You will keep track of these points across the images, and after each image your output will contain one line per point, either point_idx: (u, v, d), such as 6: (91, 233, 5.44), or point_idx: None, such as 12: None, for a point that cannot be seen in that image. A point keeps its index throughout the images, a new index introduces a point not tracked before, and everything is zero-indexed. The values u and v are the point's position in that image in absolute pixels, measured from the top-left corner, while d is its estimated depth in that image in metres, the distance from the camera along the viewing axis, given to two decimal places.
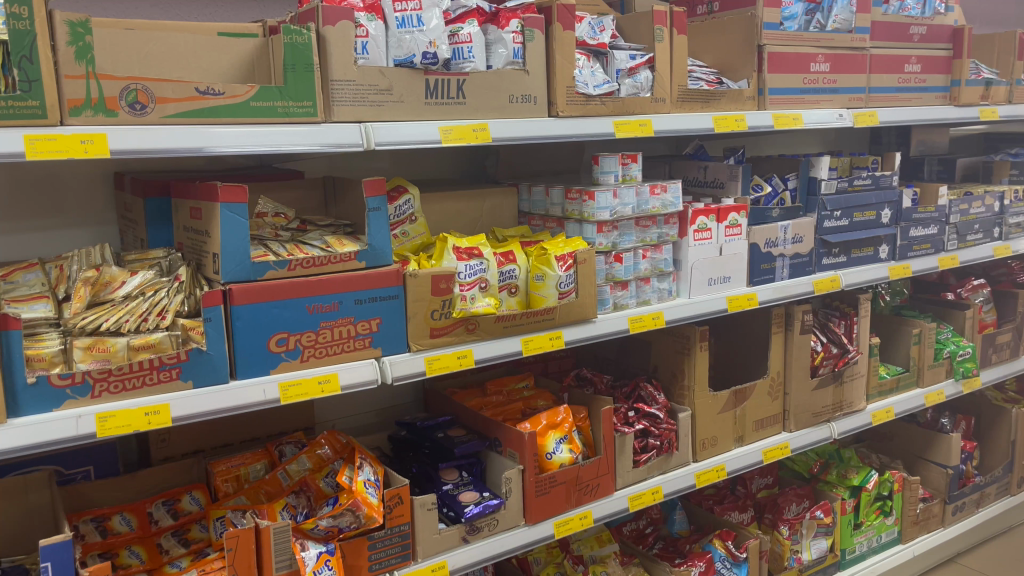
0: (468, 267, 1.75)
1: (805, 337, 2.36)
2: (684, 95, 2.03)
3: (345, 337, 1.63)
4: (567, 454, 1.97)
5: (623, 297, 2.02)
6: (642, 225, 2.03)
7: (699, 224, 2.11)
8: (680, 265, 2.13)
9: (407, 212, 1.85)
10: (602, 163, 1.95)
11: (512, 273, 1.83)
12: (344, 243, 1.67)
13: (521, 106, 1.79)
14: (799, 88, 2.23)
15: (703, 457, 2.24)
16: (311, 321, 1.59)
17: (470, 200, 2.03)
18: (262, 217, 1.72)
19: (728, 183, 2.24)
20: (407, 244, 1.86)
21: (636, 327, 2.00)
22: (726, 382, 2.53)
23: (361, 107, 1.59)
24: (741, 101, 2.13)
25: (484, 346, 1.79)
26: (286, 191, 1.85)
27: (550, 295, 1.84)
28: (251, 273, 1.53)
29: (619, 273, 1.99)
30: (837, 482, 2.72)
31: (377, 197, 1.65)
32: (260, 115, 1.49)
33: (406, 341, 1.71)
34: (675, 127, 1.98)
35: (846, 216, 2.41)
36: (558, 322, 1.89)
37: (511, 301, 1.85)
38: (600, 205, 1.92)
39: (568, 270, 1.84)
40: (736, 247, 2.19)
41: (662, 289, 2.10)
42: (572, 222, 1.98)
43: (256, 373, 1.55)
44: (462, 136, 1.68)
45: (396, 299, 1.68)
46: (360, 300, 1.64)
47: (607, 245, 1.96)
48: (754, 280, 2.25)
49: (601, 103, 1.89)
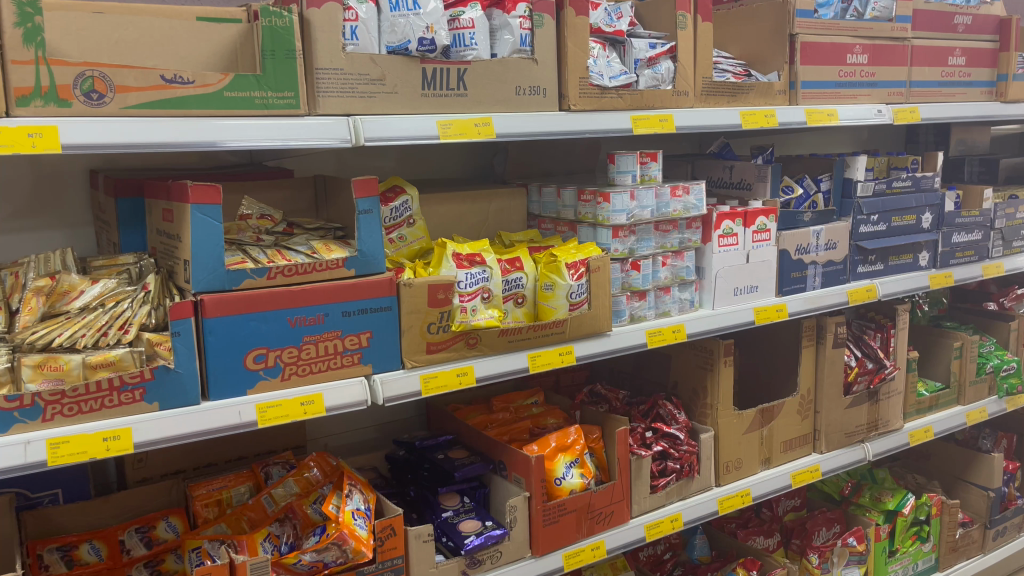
0: (469, 274, 1.57)
1: (839, 351, 2.18)
2: (709, 87, 1.86)
3: (331, 353, 1.48)
4: (578, 479, 1.80)
5: (640, 308, 1.86)
6: (662, 229, 1.86)
7: (724, 229, 1.93)
8: (703, 273, 1.95)
9: (405, 214, 1.70)
10: (619, 161, 1.79)
11: (518, 281, 1.65)
12: (331, 249, 1.52)
13: (530, 98, 1.62)
14: (835, 82, 2.05)
15: (727, 481, 2.06)
16: (294, 335, 1.44)
17: (475, 201, 1.87)
18: (247, 220, 1.59)
19: (756, 184, 2.07)
20: (403, 249, 1.70)
21: (655, 341, 1.83)
22: (751, 401, 2.34)
23: (351, 98, 1.44)
24: (771, 95, 1.95)
25: (486, 363, 1.63)
26: (273, 191, 1.70)
27: (562, 306, 1.67)
28: (225, 282, 1.38)
29: (635, 283, 1.82)
30: (871, 506, 2.54)
31: (368, 198, 1.49)
32: (235, 106, 1.33)
33: (400, 357, 1.55)
34: (698, 123, 1.81)
35: (883, 220, 2.22)
36: (569, 336, 1.73)
37: (518, 312, 1.67)
38: (617, 208, 1.76)
39: (579, 279, 1.67)
40: (764, 253, 2.01)
41: (683, 300, 1.93)
42: (585, 226, 1.82)
43: (231, 393, 1.40)
44: (462, 131, 1.53)
45: (389, 311, 1.52)
46: (348, 312, 1.48)
47: (623, 252, 1.78)
48: (784, 289, 2.07)
49: (617, 96, 1.73)
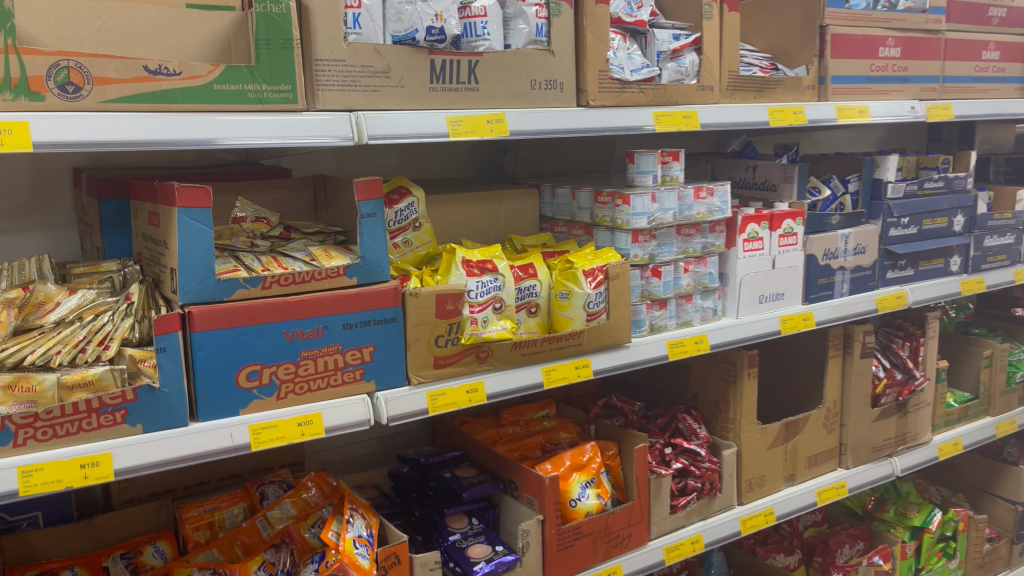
0: (480, 283, 1.46)
1: (867, 361, 2.07)
2: (735, 82, 1.74)
3: (331, 369, 1.36)
4: (594, 500, 1.69)
5: (660, 317, 1.74)
6: (684, 233, 1.74)
7: (750, 233, 1.82)
8: (726, 279, 1.84)
9: (410, 217, 1.59)
10: (639, 160, 1.68)
11: (532, 289, 1.55)
12: (331, 256, 1.41)
13: (545, 93, 1.51)
14: (866, 76, 1.94)
15: (750, 500, 1.95)
16: (291, 350, 1.32)
17: (485, 203, 1.77)
18: (240, 223, 1.47)
19: (782, 186, 1.96)
20: (409, 254, 1.59)
21: (676, 353, 1.72)
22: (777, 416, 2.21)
23: (354, 93, 1.32)
24: (799, 90, 1.84)
25: (498, 378, 1.51)
26: (269, 193, 1.59)
27: (578, 317, 1.56)
28: (217, 293, 1.26)
29: (655, 291, 1.70)
30: (896, 521, 2.43)
31: (372, 201, 1.38)
32: (226, 100, 1.22)
33: (405, 373, 1.43)
34: (725, 120, 1.69)
35: (914, 223, 2.11)
36: (585, 349, 1.61)
37: (531, 323, 1.57)
38: (637, 211, 1.64)
39: (598, 287, 1.56)
40: (791, 258, 1.90)
41: (705, 308, 1.81)
42: (602, 230, 1.71)
43: (222, 414, 1.28)
44: (474, 128, 1.41)
45: (394, 323, 1.41)
46: (350, 324, 1.37)
47: (644, 258, 1.67)
48: (810, 296, 1.95)
49: (639, 90, 1.61)
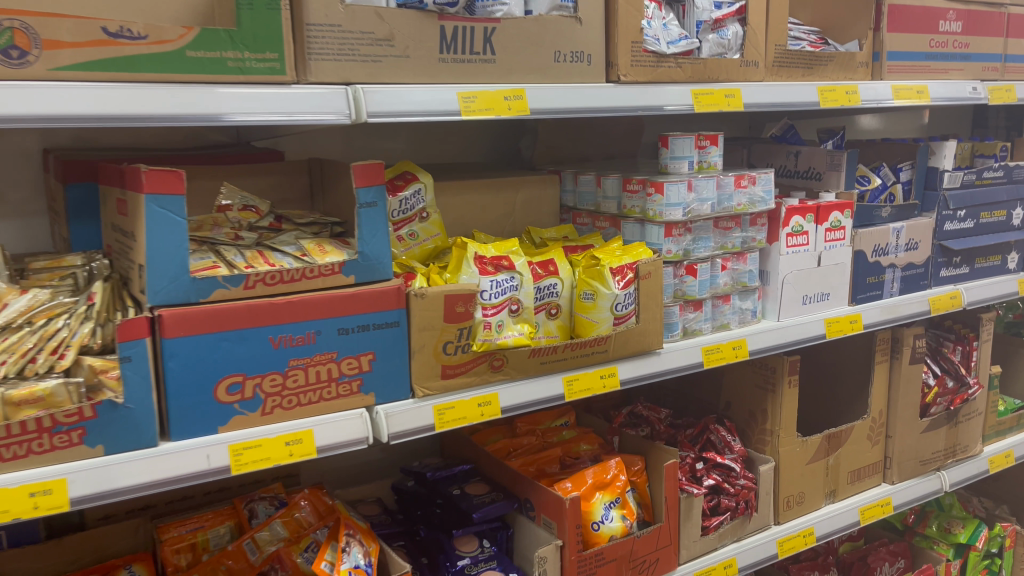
0: (494, 282, 1.29)
1: (916, 368, 1.89)
2: (782, 57, 1.56)
3: (324, 380, 1.19)
4: (618, 522, 1.52)
5: (694, 320, 1.56)
6: (722, 227, 1.57)
7: (794, 226, 1.64)
8: (767, 278, 1.66)
9: (416, 206, 1.42)
10: (673, 145, 1.50)
11: (552, 288, 1.40)
12: (325, 249, 1.23)
13: (571, 66, 1.33)
14: (924, 53, 1.75)
15: (787, 519, 1.77)
16: (278, 359, 1.15)
17: (500, 191, 1.60)
18: (225, 212, 1.33)
19: (827, 174, 1.77)
20: (416, 248, 1.42)
21: (711, 360, 1.55)
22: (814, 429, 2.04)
23: (352, 64, 1.15)
24: (852, 68, 1.65)
25: (514, 390, 1.34)
26: (259, 177, 1.42)
27: (604, 320, 1.40)
28: (191, 294, 1.10)
29: (688, 291, 1.53)
30: (940, 537, 2.25)
31: (373, 188, 1.21)
32: (202, 69, 1.04)
33: (409, 384, 1.26)
34: (771, 100, 1.51)
35: (971, 216, 1.92)
36: (612, 356, 1.44)
37: (552, 326, 1.41)
38: (671, 202, 1.46)
39: (627, 287, 1.39)
40: (837, 255, 1.71)
41: (744, 310, 1.63)
42: (631, 222, 1.53)
43: (198, 432, 1.11)
44: (489, 105, 1.23)
45: (397, 328, 1.24)
46: (345, 329, 1.20)
47: (678, 254, 1.50)
48: (857, 297, 1.77)
49: (676, 65, 1.43)
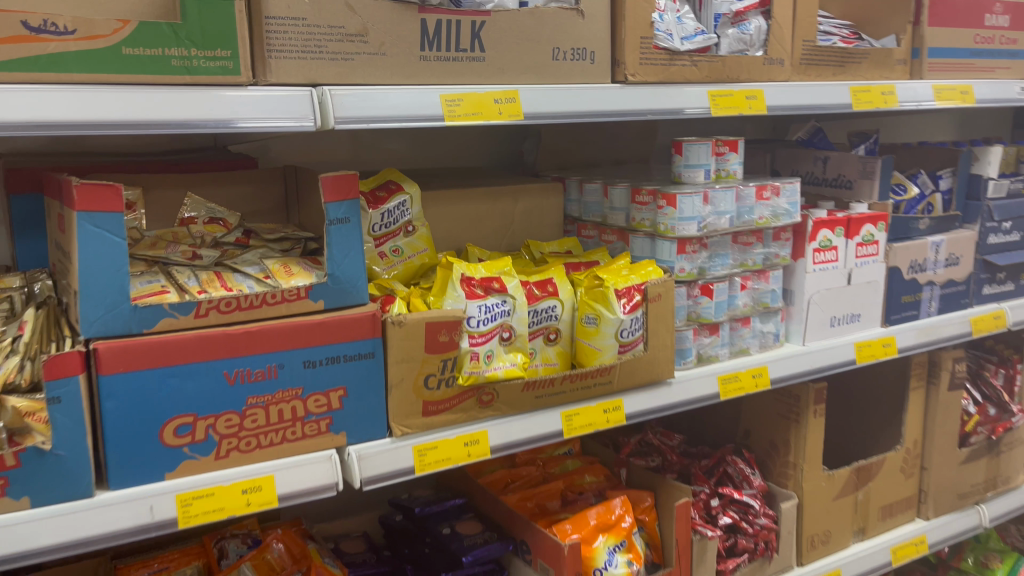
0: (483, 307, 1.15)
1: (955, 394, 1.73)
2: (810, 55, 1.40)
3: (288, 420, 1.06)
4: (625, 569, 1.38)
5: (710, 345, 1.41)
6: (741, 242, 1.41)
7: (821, 241, 1.48)
8: (791, 298, 1.51)
9: (401, 219, 1.28)
10: (687, 152, 1.36)
11: (550, 311, 1.27)
12: (291, 271, 1.09)
13: (572, 65, 1.18)
14: (968, 50, 1.59)
15: (812, 560, 1.61)
16: (234, 396, 1.02)
17: (497, 200, 1.46)
18: (189, 225, 1.21)
19: (859, 183, 1.61)
20: (400, 266, 1.28)
21: (729, 391, 1.40)
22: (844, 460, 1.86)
23: (319, 63, 1.01)
24: (887, 66, 1.50)
25: (505, 427, 1.20)
26: (228, 186, 1.28)
27: (608, 348, 1.25)
28: (133, 324, 0.97)
29: (703, 314, 1.38)
30: (976, 572, 2.08)
31: (345, 202, 1.08)
32: (141, 68, 0.91)
33: (386, 422, 1.13)
34: (797, 102, 1.36)
35: (1016, 229, 1.76)
36: (617, 388, 1.29)
37: (550, 353, 1.28)
38: (685, 216, 1.31)
39: (634, 310, 1.25)
40: (870, 272, 1.56)
41: (766, 333, 1.48)
42: (640, 236, 1.39)
43: (140, 480, 0.98)
44: (477, 109, 1.09)
45: (372, 359, 1.10)
46: (312, 362, 1.06)
47: (692, 273, 1.35)
48: (891, 317, 1.61)
49: (691, 63, 1.28)
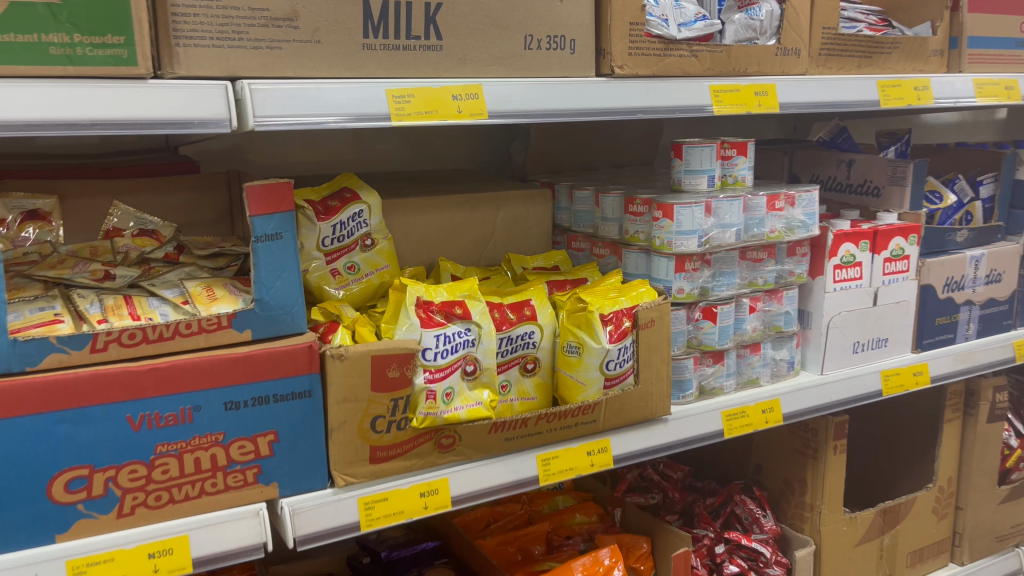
0: (441, 337, 0.99)
1: (995, 427, 1.55)
2: (831, 44, 1.22)
3: (206, 470, 0.91)
4: None
5: (713, 375, 1.24)
6: (750, 258, 1.24)
7: (843, 257, 1.30)
8: (808, 320, 1.33)
9: (357, 231, 1.13)
10: (688, 156, 1.19)
11: (527, 338, 1.10)
12: (215, 294, 0.94)
13: (548, 55, 1.02)
14: (1013, 40, 1.40)
15: None
16: (139, 444, 0.87)
17: (476, 208, 1.30)
18: (117, 237, 1.07)
19: (887, 190, 1.43)
20: (355, 287, 1.12)
21: (734, 428, 1.23)
22: (870, 499, 1.67)
23: (239, 52, 0.85)
24: (922, 57, 1.32)
25: (468, 473, 1.04)
26: (162, 194, 1.13)
27: (593, 381, 1.07)
28: (13, 360, 0.82)
29: (705, 341, 1.21)
30: None
31: (276, 216, 0.92)
32: (12, 57, 0.75)
33: (326, 470, 0.97)
34: (815, 99, 1.19)
35: None
36: (603, 427, 1.12)
37: (526, 386, 1.11)
38: (683, 229, 1.14)
39: (622, 339, 1.07)
40: (898, 292, 1.37)
41: (778, 361, 1.31)
42: (634, 251, 1.22)
43: (24, 543, 0.84)
44: (431, 106, 0.93)
45: (308, 399, 0.95)
46: (234, 403, 0.91)
47: (692, 294, 1.18)
48: (923, 342, 1.43)
49: (690, 54, 1.11)
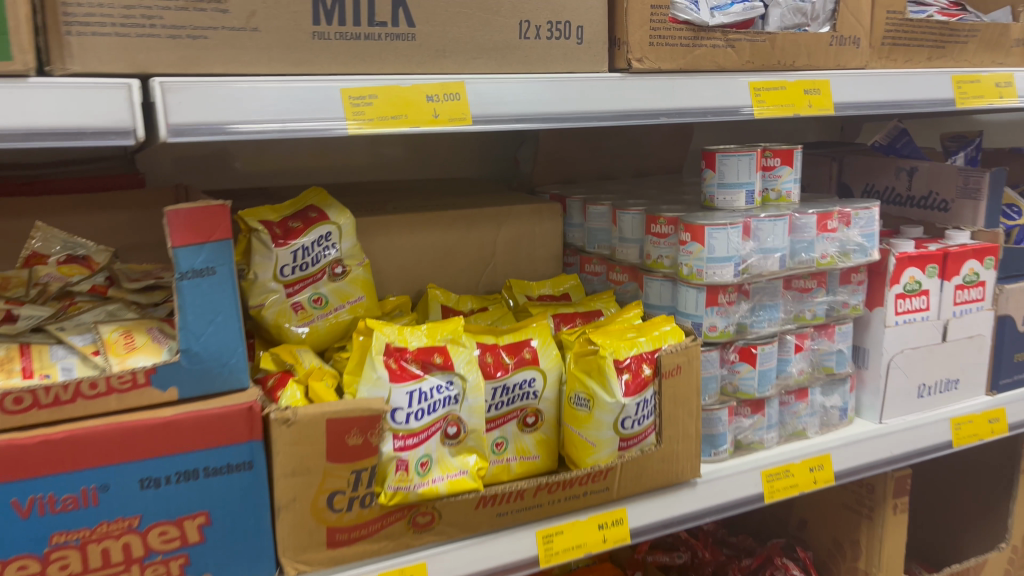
0: (416, 393, 0.81)
1: None
2: (895, 31, 1.02)
3: (118, 564, 0.73)
4: None
5: (751, 428, 1.04)
6: (797, 288, 1.04)
7: (907, 285, 1.10)
8: (863, 359, 1.13)
9: (325, 258, 0.94)
10: (722, 167, 0.99)
11: (527, 386, 0.92)
12: (136, 340, 0.76)
13: (549, 45, 0.83)
14: None
15: None
16: (29, 535, 0.69)
17: (473, 226, 1.11)
18: (42, 263, 0.89)
19: (957, 204, 1.22)
20: (321, 323, 0.94)
21: (776, 491, 1.03)
22: (930, 557, 1.46)
23: (150, 42, 0.67)
24: (1003, 47, 1.11)
25: (451, 556, 0.85)
26: (95, 213, 0.96)
27: (605, 443, 0.88)
28: None
29: (742, 388, 1.02)
30: None
31: (205, 246, 0.74)
32: None
33: (273, 558, 0.79)
34: (876, 98, 0.99)
35: None
36: (618, 496, 0.93)
37: (525, 444, 0.93)
38: (717, 255, 0.94)
39: (640, 392, 0.88)
40: (971, 325, 1.16)
41: (828, 409, 1.10)
42: (657, 279, 1.03)
43: None
44: (400, 110, 0.76)
45: (248, 471, 0.76)
46: (153, 480, 0.73)
47: (727, 332, 0.98)
48: (999, 383, 1.21)
49: (726, 42, 0.91)
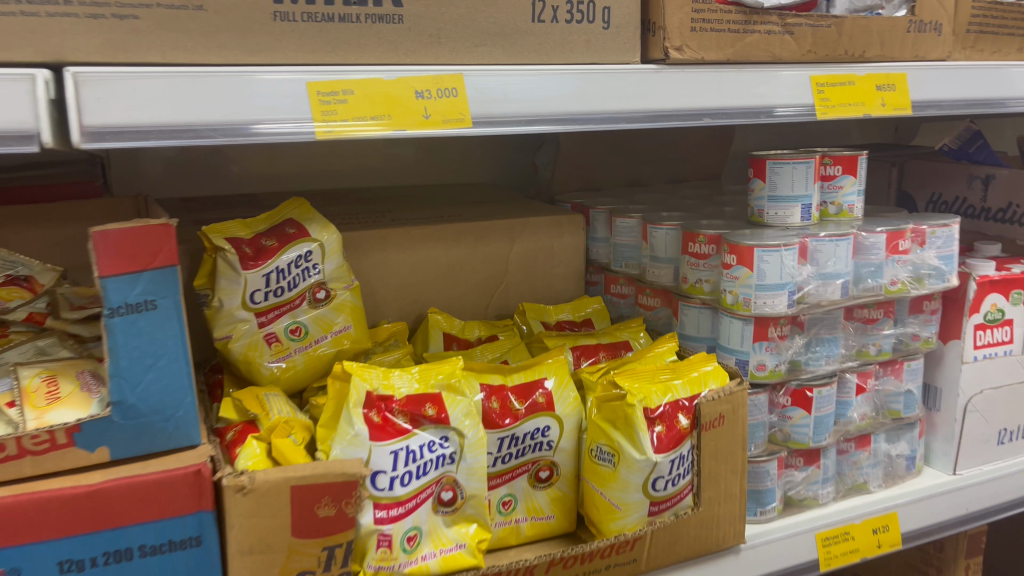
0: (401, 454, 0.67)
1: None
2: (981, 17, 0.86)
3: None
4: None
5: (804, 482, 0.89)
6: (860, 318, 0.89)
7: (988, 315, 0.94)
8: (934, 398, 0.97)
9: (305, 281, 0.80)
10: (774, 177, 0.84)
11: (540, 437, 0.77)
12: (61, 389, 0.63)
13: (569, 31, 0.68)
14: None
15: None
16: None
17: (482, 241, 0.97)
18: None
19: None
20: (300, 358, 0.81)
21: (835, 556, 0.88)
22: None
23: (64, 23, 0.54)
24: None
25: None
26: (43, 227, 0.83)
27: (632, 509, 0.74)
28: None
29: (794, 437, 0.87)
30: None
31: (140, 275, 0.60)
32: None
33: None
34: (956, 94, 0.84)
35: None
36: (648, 567, 0.77)
37: (537, 503, 0.78)
38: (768, 282, 0.79)
39: (675, 447, 0.73)
40: None
41: (893, 458, 0.95)
42: (694, 308, 0.88)
43: None
44: (383, 108, 0.62)
45: (196, 548, 0.63)
46: (76, 562, 0.59)
47: (778, 371, 0.83)
48: None
49: (782, 28, 0.76)
